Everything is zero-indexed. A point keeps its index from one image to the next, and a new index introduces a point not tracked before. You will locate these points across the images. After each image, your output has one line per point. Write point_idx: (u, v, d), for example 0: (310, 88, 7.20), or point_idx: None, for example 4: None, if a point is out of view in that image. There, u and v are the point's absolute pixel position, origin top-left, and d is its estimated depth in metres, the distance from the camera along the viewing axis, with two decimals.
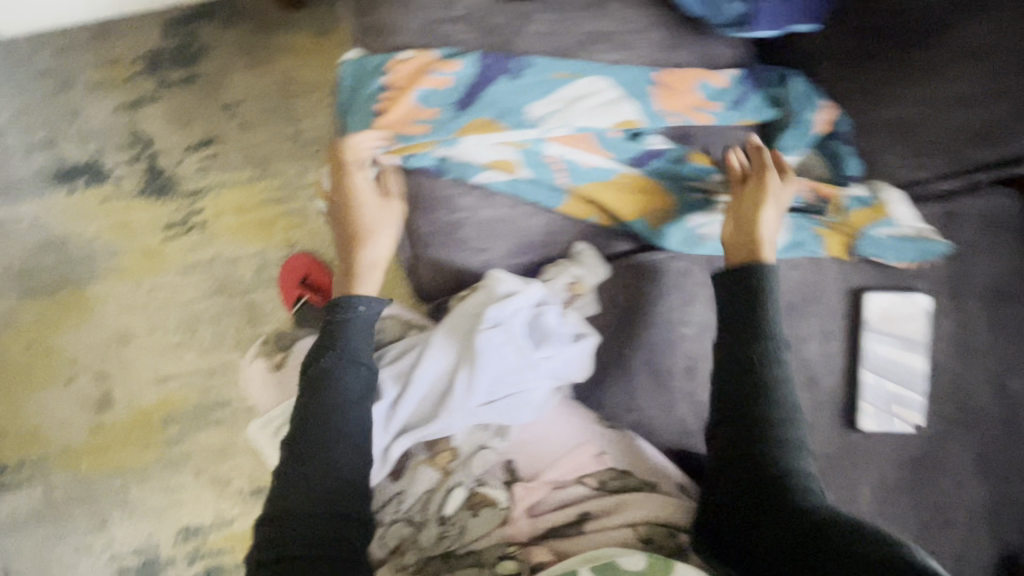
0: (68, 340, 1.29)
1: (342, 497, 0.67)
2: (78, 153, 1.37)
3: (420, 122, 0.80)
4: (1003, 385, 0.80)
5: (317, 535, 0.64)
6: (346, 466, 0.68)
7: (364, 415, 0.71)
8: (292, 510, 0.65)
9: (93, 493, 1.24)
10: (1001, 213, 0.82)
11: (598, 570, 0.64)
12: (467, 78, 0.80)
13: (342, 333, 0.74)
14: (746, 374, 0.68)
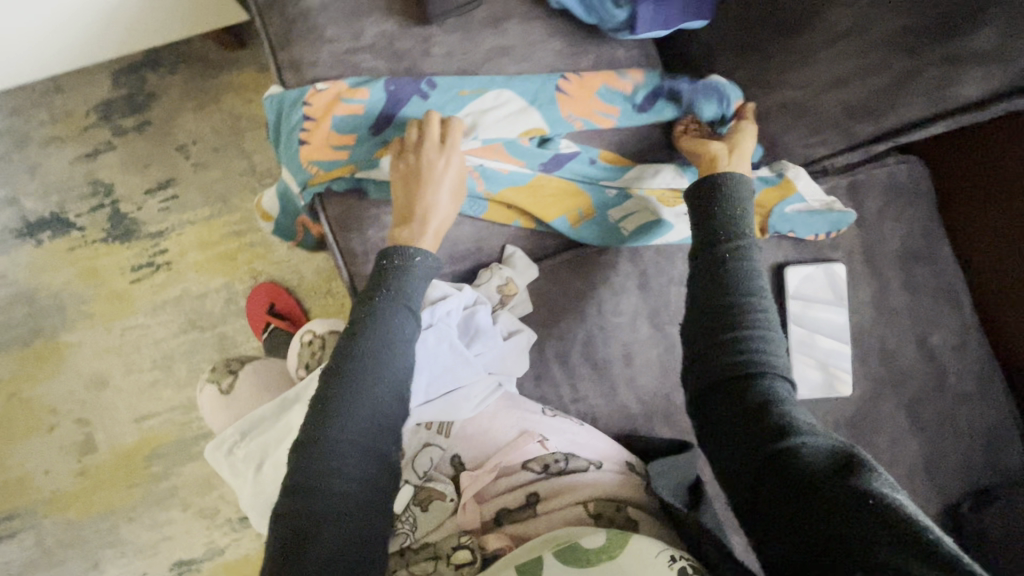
0: (48, 390, 1.32)
1: (369, 460, 0.57)
2: (35, 206, 1.35)
3: (337, 151, 0.75)
4: (926, 341, 0.82)
5: (341, 500, 0.54)
6: (372, 423, 0.58)
7: (400, 371, 0.62)
8: (315, 469, 0.55)
9: (85, 536, 1.27)
10: (908, 180, 0.82)
11: (560, 553, 0.56)
12: (380, 103, 0.75)
13: (405, 279, 0.65)
14: (726, 342, 0.60)
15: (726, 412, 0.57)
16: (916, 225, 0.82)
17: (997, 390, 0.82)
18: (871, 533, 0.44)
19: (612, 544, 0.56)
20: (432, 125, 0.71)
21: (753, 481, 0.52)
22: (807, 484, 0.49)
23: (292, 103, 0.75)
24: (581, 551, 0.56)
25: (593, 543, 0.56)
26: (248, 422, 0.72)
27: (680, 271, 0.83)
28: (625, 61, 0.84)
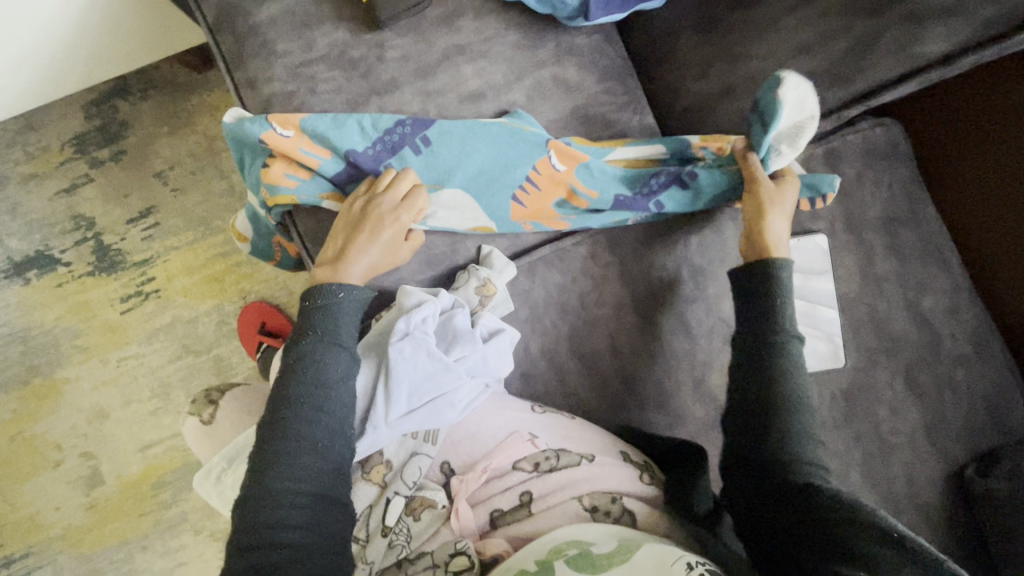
0: (50, 426, 1.32)
1: (318, 496, 0.59)
2: (20, 245, 1.35)
3: (291, 180, 0.73)
4: (917, 305, 0.80)
5: (297, 536, 0.56)
6: (317, 460, 0.60)
7: (336, 405, 0.63)
8: (265, 512, 0.56)
9: (99, 568, 1.28)
10: (883, 144, 0.81)
11: (574, 562, 0.55)
12: (339, 146, 0.73)
13: (335, 317, 0.66)
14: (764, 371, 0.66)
15: (754, 422, 0.64)
16: (896, 188, 0.81)
17: (994, 348, 0.81)
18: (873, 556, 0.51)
19: (622, 550, 0.56)
20: (395, 186, 0.71)
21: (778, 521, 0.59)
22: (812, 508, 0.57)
23: (244, 134, 0.73)
24: (593, 557, 0.55)
25: (603, 550, 0.56)
26: (233, 450, 0.72)
27: (658, 255, 0.82)
28: (586, 47, 0.82)
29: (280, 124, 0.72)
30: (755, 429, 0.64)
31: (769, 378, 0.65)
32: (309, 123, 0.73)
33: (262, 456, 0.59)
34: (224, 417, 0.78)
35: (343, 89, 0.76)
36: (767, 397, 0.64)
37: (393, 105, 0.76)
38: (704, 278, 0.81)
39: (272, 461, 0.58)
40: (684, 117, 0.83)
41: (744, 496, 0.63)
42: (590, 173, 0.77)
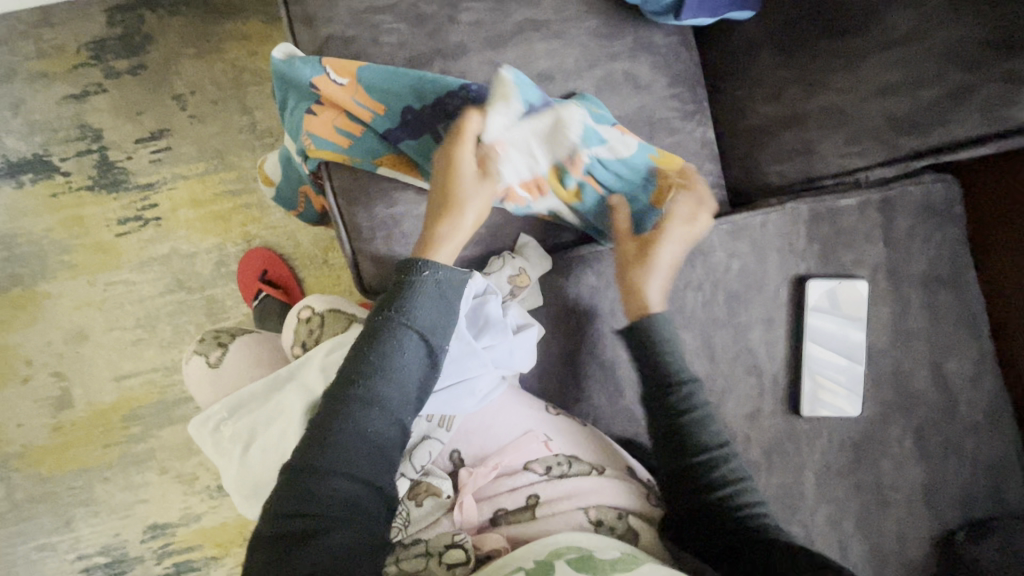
0: (24, 339, 1.26)
1: (358, 487, 0.54)
2: (18, 145, 1.27)
3: (340, 133, 0.70)
4: (941, 368, 0.80)
5: (331, 523, 0.52)
6: (366, 450, 0.55)
7: (397, 388, 0.57)
8: (306, 491, 0.52)
9: (56, 492, 1.24)
10: (939, 201, 0.79)
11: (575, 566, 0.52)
12: (395, 107, 0.69)
13: (413, 298, 0.60)
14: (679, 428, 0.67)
15: (680, 476, 0.65)
16: (943, 249, 0.79)
17: (1005, 422, 0.81)
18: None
19: (627, 560, 0.54)
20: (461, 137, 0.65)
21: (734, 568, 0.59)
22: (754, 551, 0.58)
23: (295, 76, 0.69)
24: (595, 561, 0.53)
25: (607, 557, 0.54)
26: (237, 401, 0.68)
27: (699, 275, 0.79)
28: (664, 47, 0.79)
29: (338, 74, 0.69)
30: (680, 483, 0.65)
31: (687, 440, 0.66)
32: (369, 76, 0.68)
33: (323, 426, 0.55)
34: (228, 363, 0.75)
35: (406, 44, 0.71)
36: (684, 448, 0.66)
37: (456, 71, 0.72)
38: (738, 306, 0.80)
39: (333, 434, 0.54)
40: (744, 139, 0.82)
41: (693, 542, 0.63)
42: (627, 164, 0.73)
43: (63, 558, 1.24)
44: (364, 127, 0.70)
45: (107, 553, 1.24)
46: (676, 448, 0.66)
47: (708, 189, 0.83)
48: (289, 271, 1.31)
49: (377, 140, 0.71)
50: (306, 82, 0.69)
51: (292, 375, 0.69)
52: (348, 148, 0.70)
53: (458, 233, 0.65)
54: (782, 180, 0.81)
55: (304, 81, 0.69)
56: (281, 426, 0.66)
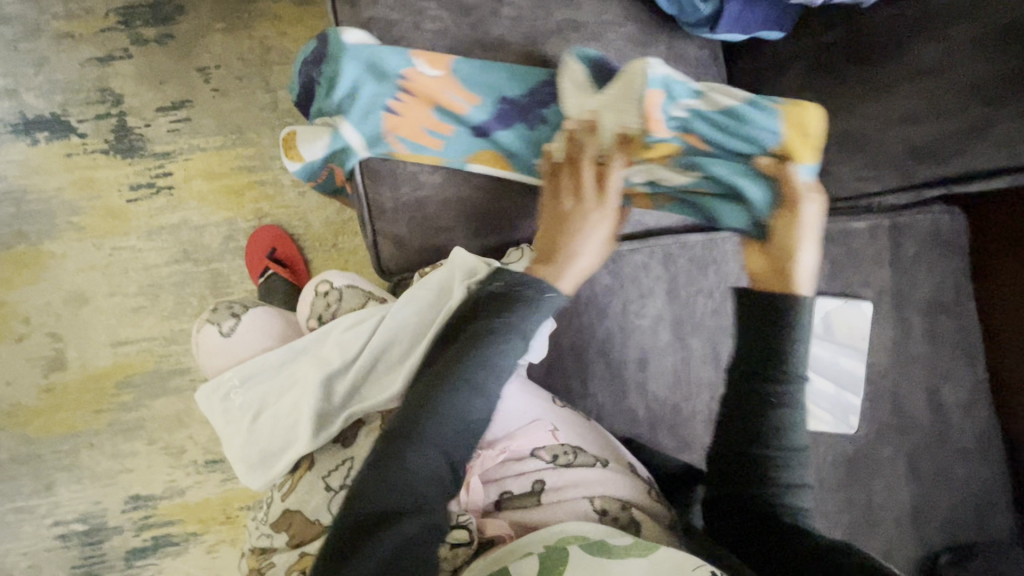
0: (23, 296, 1.25)
1: (443, 468, 0.54)
2: (37, 103, 1.27)
3: (431, 136, 0.74)
4: (937, 393, 0.82)
5: (417, 504, 0.50)
6: (462, 440, 0.56)
7: (497, 390, 0.59)
8: (398, 467, 0.52)
9: (41, 454, 1.23)
10: (945, 231, 0.82)
11: (589, 549, 0.54)
12: (482, 107, 0.73)
13: (528, 308, 0.63)
14: (751, 410, 0.61)
15: (743, 462, 0.60)
16: (947, 277, 0.82)
17: (994, 451, 0.83)
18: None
19: (641, 546, 0.54)
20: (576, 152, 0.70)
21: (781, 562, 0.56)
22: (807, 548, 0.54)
23: (383, 65, 0.70)
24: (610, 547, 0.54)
25: (620, 543, 0.55)
26: (250, 370, 0.73)
27: (710, 283, 0.81)
28: (695, 59, 0.81)
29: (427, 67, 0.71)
30: (739, 467, 0.61)
31: (759, 422, 0.60)
32: (461, 73, 0.72)
33: (430, 411, 0.56)
34: (244, 331, 0.77)
35: (448, 32, 0.74)
36: (752, 429, 0.60)
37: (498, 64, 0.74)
38: None
39: (437, 421, 0.56)
40: None
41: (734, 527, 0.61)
42: (727, 119, 0.69)
43: (42, 521, 1.22)
44: (454, 127, 0.74)
45: (86, 521, 1.23)
46: (745, 430, 0.61)
47: None
48: (298, 252, 1.31)
49: (473, 138, 0.74)
50: (396, 76, 0.71)
51: (306, 350, 0.73)
52: (438, 150, 0.74)
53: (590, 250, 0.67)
54: None
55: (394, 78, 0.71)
56: (291, 397, 0.71)
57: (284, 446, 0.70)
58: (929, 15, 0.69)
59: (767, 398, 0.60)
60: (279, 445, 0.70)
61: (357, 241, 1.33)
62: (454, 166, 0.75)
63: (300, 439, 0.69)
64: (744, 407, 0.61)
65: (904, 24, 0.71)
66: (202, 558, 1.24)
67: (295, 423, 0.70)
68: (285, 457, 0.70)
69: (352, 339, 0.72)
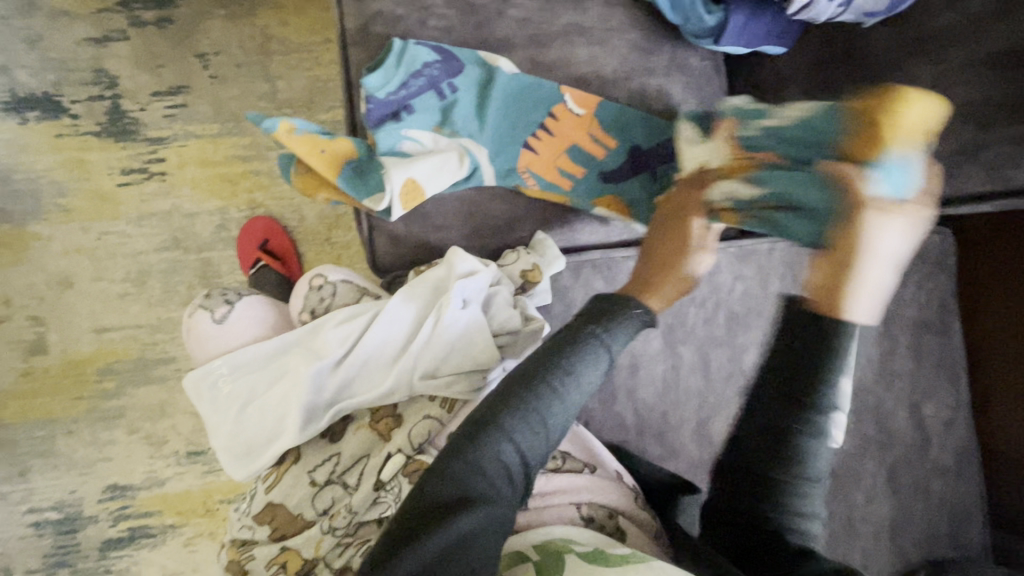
0: (5, 278, 1.23)
1: (514, 464, 0.55)
2: (28, 81, 1.24)
3: (562, 175, 0.76)
4: (919, 410, 0.83)
5: (484, 498, 0.52)
6: (536, 442, 0.56)
7: (574, 402, 0.58)
8: (474, 461, 0.53)
9: (17, 439, 1.20)
10: (931, 250, 0.84)
11: (589, 558, 0.53)
12: (621, 156, 0.77)
13: (617, 322, 0.62)
14: (778, 431, 0.59)
15: (761, 482, 0.60)
16: (933, 296, 0.84)
17: (973, 469, 0.85)
18: None
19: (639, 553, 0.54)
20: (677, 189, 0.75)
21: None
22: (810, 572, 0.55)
23: (536, 92, 0.75)
24: (608, 555, 0.54)
25: (619, 551, 0.55)
26: (240, 360, 0.72)
27: (703, 292, 0.82)
28: (698, 69, 0.82)
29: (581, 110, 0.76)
30: (758, 486, 0.60)
31: (788, 445, 0.59)
32: (609, 121, 0.77)
33: (511, 410, 0.56)
34: (236, 320, 0.77)
35: (453, 31, 0.74)
36: (777, 451, 0.59)
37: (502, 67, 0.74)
38: (738, 327, 0.82)
39: (517, 421, 0.55)
40: None
41: (736, 538, 0.62)
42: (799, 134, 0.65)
43: (15, 508, 1.20)
44: (584, 169, 0.77)
45: (61, 509, 1.20)
46: (778, 451, 0.59)
47: None
48: (290, 244, 1.29)
49: (598, 184, 0.77)
50: (545, 109, 0.76)
51: (298, 342, 0.73)
52: (568, 190, 0.76)
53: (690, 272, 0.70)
54: None
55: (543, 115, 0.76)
56: (282, 388, 0.71)
57: (272, 437, 0.70)
58: (924, 39, 0.70)
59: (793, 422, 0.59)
60: (267, 437, 0.70)
61: (350, 236, 1.32)
62: (575, 204, 0.77)
63: (289, 433, 0.68)
64: (772, 424, 0.60)
65: (903, 44, 0.71)
66: (178, 552, 1.22)
67: (284, 414, 0.70)
68: (272, 449, 0.69)
69: (347, 333, 0.71)
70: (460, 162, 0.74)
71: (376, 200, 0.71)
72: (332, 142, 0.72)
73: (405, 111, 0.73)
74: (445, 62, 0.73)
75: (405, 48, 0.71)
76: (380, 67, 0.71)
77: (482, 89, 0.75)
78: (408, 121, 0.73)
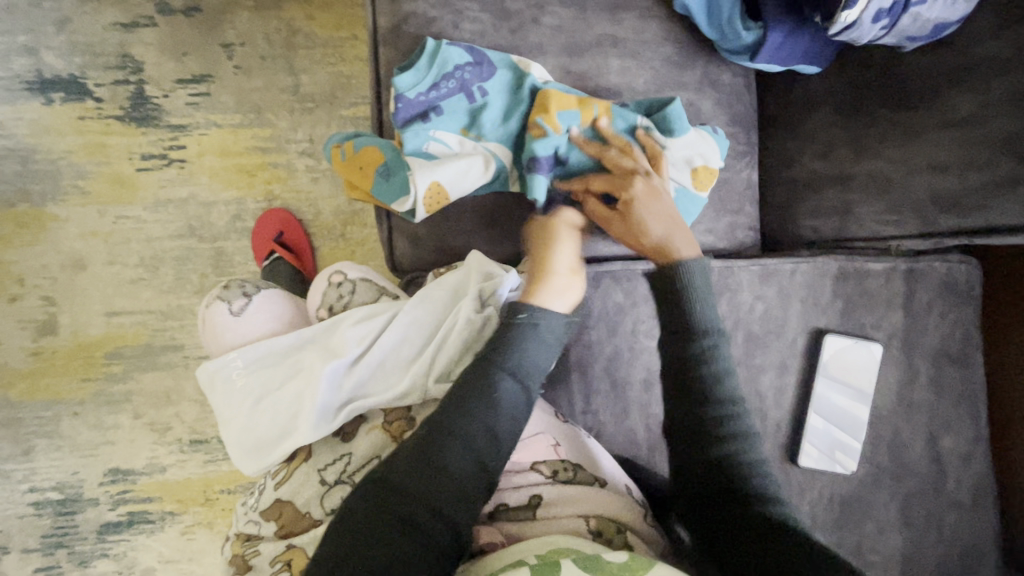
0: (20, 257, 1.23)
1: (425, 510, 0.55)
2: (55, 63, 1.25)
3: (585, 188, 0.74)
4: (936, 443, 0.82)
5: (395, 537, 0.53)
6: (448, 475, 0.57)
7: (483, 429, 0.60)
8: (381, 507, 0.55)
9: (21, 419, 1.20)
10: (959, 281, 0.81)
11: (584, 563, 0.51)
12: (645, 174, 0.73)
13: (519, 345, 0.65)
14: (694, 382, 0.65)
15: (694, 438, 0.63)
16: (958, 327, 0.82)
17: (988, 505, 0.83)
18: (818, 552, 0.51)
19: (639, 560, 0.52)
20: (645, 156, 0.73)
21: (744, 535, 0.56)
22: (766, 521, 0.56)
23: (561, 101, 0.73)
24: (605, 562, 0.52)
25: (615, 557, 0.52)
26: (257, 354, 0.73)
27: (722, 310, 0.80)
28: (729, 86, 0.82)
29: (586, 121, 0.73)
30: (693, 443, 0.63)
31: (702, 390, 0.64)
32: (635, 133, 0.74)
33: (422, 446, 0.58)
34: (253, 313, 0.77)
35: (486, 35, 0.74)
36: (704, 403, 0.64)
37: (539, 75, 0.73)
38: (756, 348, 0.81)
39: (426, 457, 0.58)
40: (785, 188, 0.86)
41: (703, 513, 0.60)
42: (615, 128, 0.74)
43: (15, 487, 1.19)
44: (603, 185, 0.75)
45: (61, 491, 1.20)
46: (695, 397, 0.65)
47: (743, 230, 0.85)
48: (304, 238, 1.29)
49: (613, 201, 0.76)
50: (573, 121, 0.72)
51: (314, 340, 0.73)
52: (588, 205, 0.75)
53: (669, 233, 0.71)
54: (815, 236, 0.84)
55: (558, 132, 0.71)
56: (294, 386, 0.70)
57: (282, 434, 0.69)
58: (967, 66, 0.69)
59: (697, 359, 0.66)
60: (277, 433, 0.70)
61: (365, 233, 1.31)
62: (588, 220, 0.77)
63: (298, 431, 0.68)
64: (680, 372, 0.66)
65: (945, 70, 0.70)
66: (176, 540, 1.22)
67: (296, 412, 0.69)
68: (281, 446, 0.69)
69: (362, 332, 0.71)
70: (486, 166, 0.72)
71: (402, 203, 0.71)
72: (367, 152, 0.73)
73: (435, 111, 0.71)
74: (477, 64, 0.72)
75: (437, 49, 0.70)
76: (412, 67, 0.71)
77: (513, 95, 0.73)
78: (436, 122, 0.71)
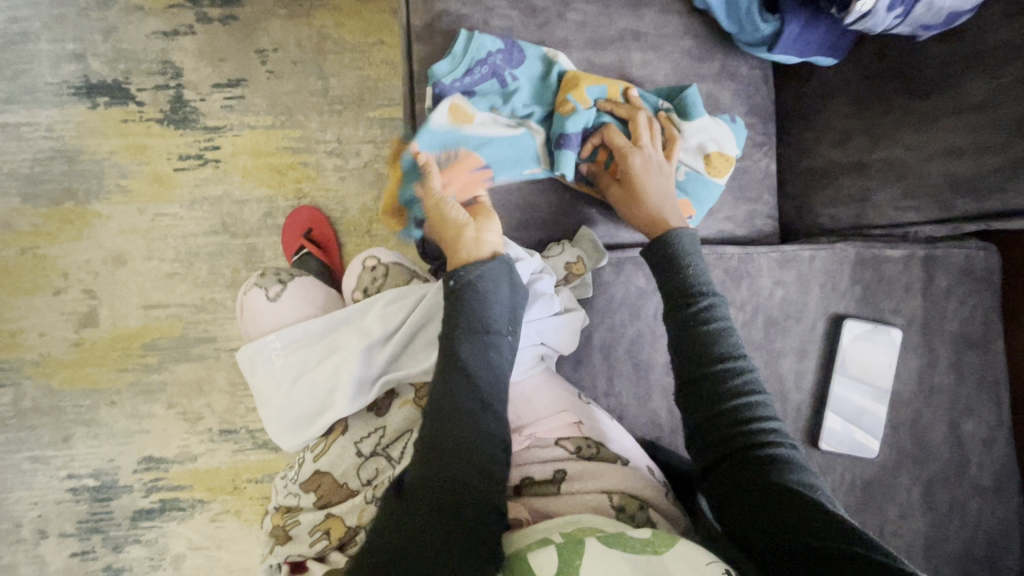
0: (64, 252, 1.29)
1: (455, 492, 0.57)
2: (100, 69, 1.32)
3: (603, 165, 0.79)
4: (958, 427, 0.82)
5: (427, 522, 0.55)
6: (468, 457, 0.59)
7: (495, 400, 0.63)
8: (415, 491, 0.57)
9: (61, 407, 1.26)
10: (978, 267, 0.83)
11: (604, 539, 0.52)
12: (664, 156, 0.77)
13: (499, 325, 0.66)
14: (705, 361, 0.66)
15: (710, 417, 0.64)
16: (978, 312, 0.83)
17: (1012, 490, 0.83)
18: (830, 530, 0.51)
19: (662, 538, 0.52)
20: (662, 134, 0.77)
21: (761, 513, 0.56)
22: (781, 497, 0.56)
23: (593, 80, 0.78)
24: (627, 538, 0.52)
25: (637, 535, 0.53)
26: (294, 336, 0.76)
27: (741, 295, 0.83)
28: (746, 79, 0.85)
29: (613, 98, 0.78)
30: (708, 421, 0.64)
31: (713, 368, 0.65)
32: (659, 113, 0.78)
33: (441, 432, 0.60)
34: (291, 296, 0.81)
35: (514, 31, 0.78)
36: (716, 381, 0.65)
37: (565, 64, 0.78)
38: (777, 333, 0.83)
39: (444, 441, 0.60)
40: (802, 177, 0.88)
41: (725, 488, 0.61)
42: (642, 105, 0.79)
43: (54, 472, 1.24)
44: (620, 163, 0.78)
45: (98, 477, 1.25)
46: (709, 374, 0.65)
47: (762, 218, 0.88)
48: (332, 234, 1.34)
49: None
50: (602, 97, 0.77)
51: (348, 320, 0.77)
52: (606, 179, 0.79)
53: (667, 207, 0.74)
54: (832, 224, 0.87)
55: (587, 107, 0.76)
56: (330, 363, 0.74)
57: (319, 410, 0.73)
58: (982, 53, 0.71)
59: (710, 339, 0.66)
60: (315, 409, 0.73)
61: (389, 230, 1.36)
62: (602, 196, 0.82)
63: (336, 405, 0.71)
64: (692, 350, 0.67)
65: (961, 56, 0.72)
66: (206, 527, 1.25)
67: (333, 388, 0.72)
68: (320, 421, 0.72)
69: (395, 311, 0.75)
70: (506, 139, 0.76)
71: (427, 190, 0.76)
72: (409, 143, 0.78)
73: (468, 95, 0.76)
74: (510, 53, 0.76)
75: (472, 36, 0.74)
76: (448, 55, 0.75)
77: (540, 84, 0.78)
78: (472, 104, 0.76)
